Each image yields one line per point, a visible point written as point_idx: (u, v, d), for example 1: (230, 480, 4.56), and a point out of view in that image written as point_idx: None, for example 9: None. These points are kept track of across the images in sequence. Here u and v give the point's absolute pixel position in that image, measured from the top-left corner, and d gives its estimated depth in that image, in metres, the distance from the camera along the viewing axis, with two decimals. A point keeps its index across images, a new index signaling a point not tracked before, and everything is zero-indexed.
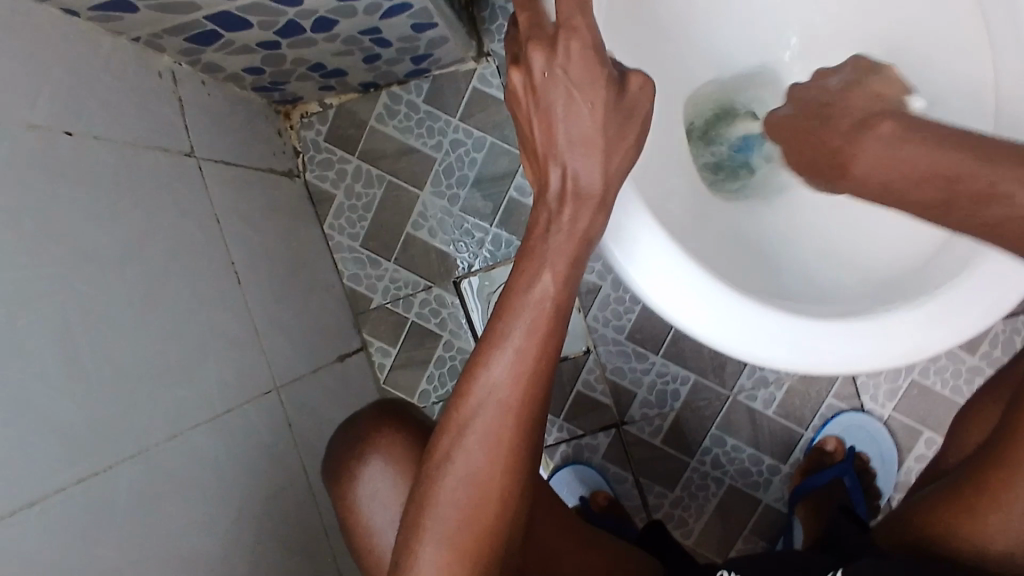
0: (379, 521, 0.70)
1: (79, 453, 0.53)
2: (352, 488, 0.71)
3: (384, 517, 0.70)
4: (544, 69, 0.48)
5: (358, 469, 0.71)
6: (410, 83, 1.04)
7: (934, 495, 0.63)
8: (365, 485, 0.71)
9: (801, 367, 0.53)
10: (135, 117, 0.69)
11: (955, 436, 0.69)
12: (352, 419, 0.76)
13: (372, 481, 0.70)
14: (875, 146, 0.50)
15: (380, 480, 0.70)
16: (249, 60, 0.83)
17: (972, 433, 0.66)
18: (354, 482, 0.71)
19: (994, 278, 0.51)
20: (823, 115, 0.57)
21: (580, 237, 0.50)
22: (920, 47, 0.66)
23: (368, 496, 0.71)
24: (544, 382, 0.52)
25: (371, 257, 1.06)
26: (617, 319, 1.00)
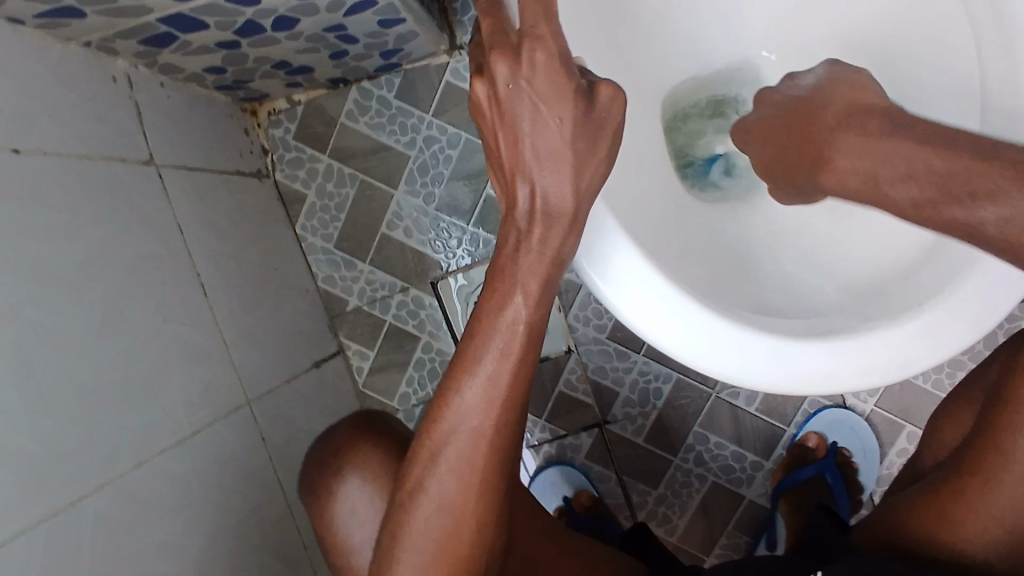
0: (359, 538, 0.68)
1: (38, 490, 0.50)
2: (328, 505, 0.69)
3: (363, 534, 0.68)
4: (509, 80, 0.44)
5: (336, 488, 0.69)
6: (380, 78, 1.00)
7: (905, 496, 0.63)
8: (342, 502, 0.69)
9: (782, 385, 0.52)
10: (88, 127, 0.66)
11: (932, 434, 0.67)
12: (327, 433, 0.74)
13: (349, 499, 0.68)
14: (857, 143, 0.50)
15: (357, 496, 0.68)
16: (210, 60, 0.79)
17: (947, 429, 0.65)
18: (332, 500, 0.69)
19: (979, 294, 0.50)
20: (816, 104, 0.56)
21: (551, 257, 0.48)
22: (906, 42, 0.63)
23: (346, 513, 0.69)
24: (517, 409, 0.50)
25: (346, 258, 1.04)
26: (598, 318, 0.98)
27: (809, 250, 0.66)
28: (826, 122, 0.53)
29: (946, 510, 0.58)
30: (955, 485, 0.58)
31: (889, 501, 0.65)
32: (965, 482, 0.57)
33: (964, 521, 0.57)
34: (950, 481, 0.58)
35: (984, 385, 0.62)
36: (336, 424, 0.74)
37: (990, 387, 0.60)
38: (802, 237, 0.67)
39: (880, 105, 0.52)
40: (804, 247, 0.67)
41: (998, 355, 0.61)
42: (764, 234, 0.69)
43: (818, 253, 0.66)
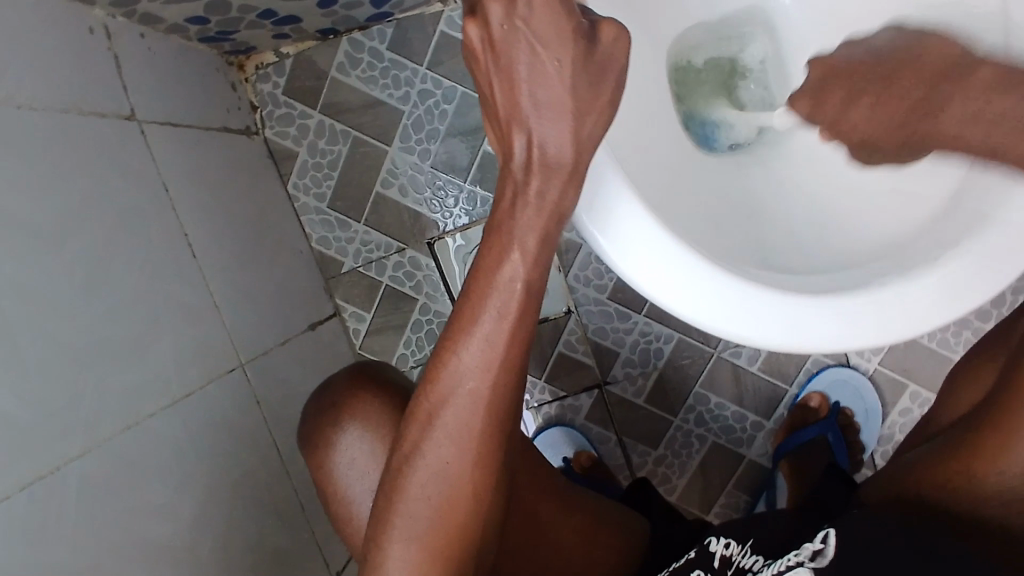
0: (356, 489, 0.66)
1: (20, 454, 0.49)
2: (327, 456, 0.67)
3: (365, 483, 0.66)
4: (503, 20, 0.40)
5: (335, 437, 0.66)
6: (372, 29, 0.96)
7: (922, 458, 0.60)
8: (342, 453, 0.66)
9: (788, 346, 0.50)
10: (64, 84, 0.63)
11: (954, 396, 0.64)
12: (327, 381, 0.71)
13: (349, 448, 0.66)
14: (964, 101, 0.45)
15: (357, 447, 0.66)
16: (191, 9, 0.76)
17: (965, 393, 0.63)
18: (331, 448, 0.66)
19: (996, 250, 0.48)
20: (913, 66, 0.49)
21: (551, 211, 0.44)
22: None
23: (346, 463, 0.66)
24: (517, 370, 0.47)
25: (340, 218, 1.01)
26: (598, 278, 0.97)
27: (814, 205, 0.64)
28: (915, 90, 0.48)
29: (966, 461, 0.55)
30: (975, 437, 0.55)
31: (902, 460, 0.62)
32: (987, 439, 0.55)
33: (984, 471, 0.54)
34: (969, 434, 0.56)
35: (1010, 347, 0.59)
36: (334, 374, 0.71)
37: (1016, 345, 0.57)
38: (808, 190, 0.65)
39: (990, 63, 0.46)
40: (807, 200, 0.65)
41: None
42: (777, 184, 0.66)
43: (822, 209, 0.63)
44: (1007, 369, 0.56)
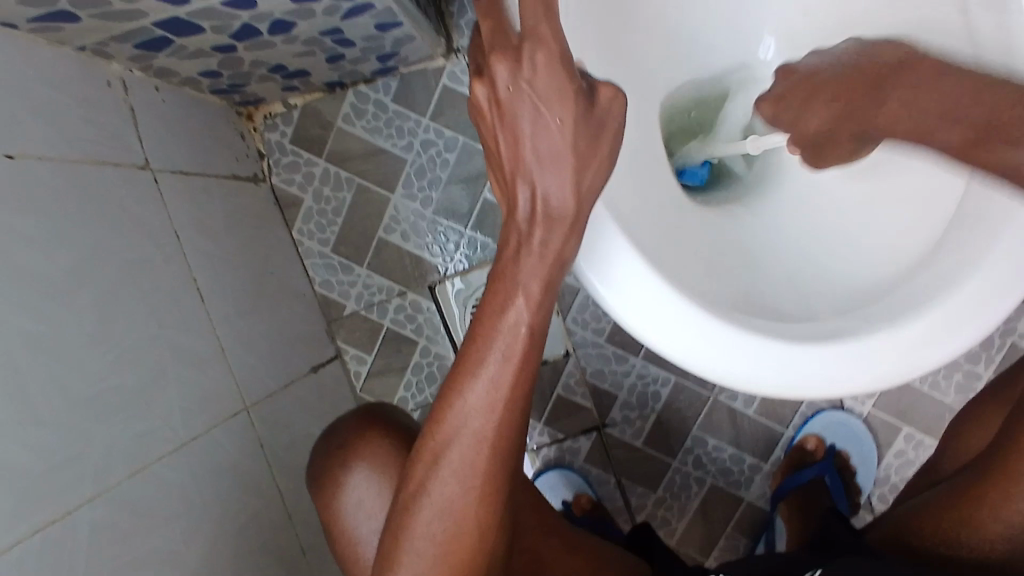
0: (364, 531, 0.66)
1: (31, 498, 0.50)
2: (335, 496, 0.67)
3: (370, 525, 0.66)
4: (509, 82, 0.43)
5: (343, 478, 0.67)
6: (377, 82, 1.00)
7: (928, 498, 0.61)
8: (349, 494, 0.67)
9: (781, 391, 0.52)
10: (80, 136, 0.65)
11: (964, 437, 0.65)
12: (333, 425, 0.73)
13: (357, 489, 0.67)
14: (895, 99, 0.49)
15: (363, 487, 0.67)
16: (204, 64, 0.80)
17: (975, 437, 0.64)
18: (338, 490, 0.67)
19: (978, 298, 0.50)
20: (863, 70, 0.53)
21: (553, 259, 0.46)
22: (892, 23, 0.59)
23: (354, 504, 0.67)
24: (521, 411, 0.49)
25: (343, 262, 1.03)
26: (596, 322, 0.98)
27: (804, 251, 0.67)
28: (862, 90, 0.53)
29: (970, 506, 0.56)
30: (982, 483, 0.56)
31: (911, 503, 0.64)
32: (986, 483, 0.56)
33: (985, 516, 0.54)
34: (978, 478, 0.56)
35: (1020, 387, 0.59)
36: (341, 417, 0.73)
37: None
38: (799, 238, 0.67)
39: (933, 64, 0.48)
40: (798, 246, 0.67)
41: None
42: (774, 231, 0.69)
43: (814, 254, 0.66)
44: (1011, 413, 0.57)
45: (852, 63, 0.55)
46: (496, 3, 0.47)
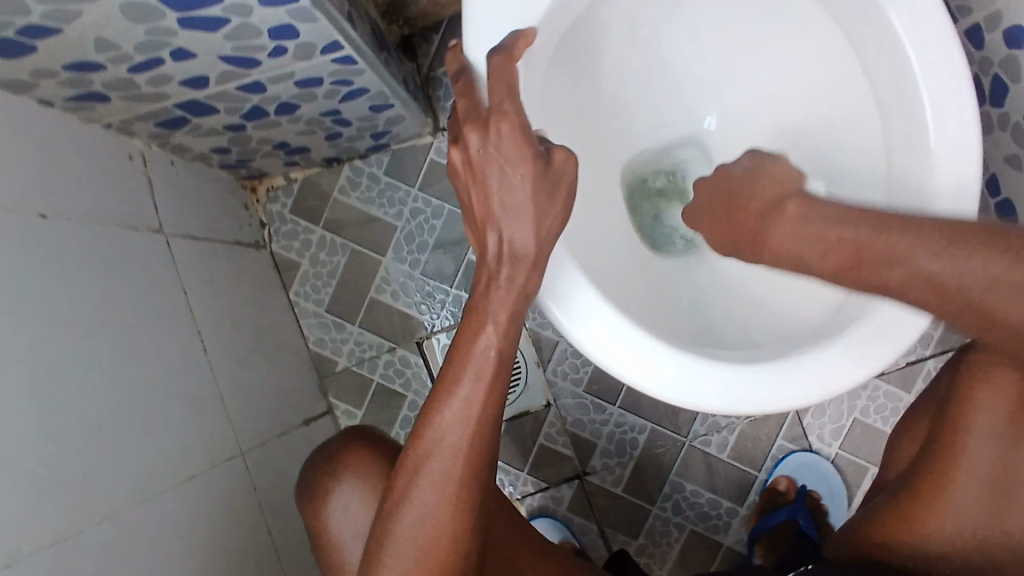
0: (347, 534, 0.70)
1: (46, 517, 0.54)
2: (322, 504, 0.71)
3: (354, 531, 0.70)
4: (479, 147, 0.53)
5: (331, 486, 0.71)
6: (371, 158, 1.10)
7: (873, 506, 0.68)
8: (336, 500, 0.71)
9: (723, 406, 0.58)
10: (104, 200, 0.74)
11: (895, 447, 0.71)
12: (322, 444, 0.77)
13: (342, 496, 0.71)
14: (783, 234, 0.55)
15: (349, 495, 0.70)
16: (216, 141, 0.90)
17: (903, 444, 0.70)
18: (325, 498, 0.71)
19: (890, 323, 0.57)
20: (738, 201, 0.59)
21: (519, 292, 0.54)
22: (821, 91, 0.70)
23: (339, 508, 0.71)
24: (493, 426, 0.55)
25: (336, 321, 1.10)
26: (575, 372, 1.04)
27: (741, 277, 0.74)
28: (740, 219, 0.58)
29: (912, 512, 0.63)
30: (918, 486, 0.63)
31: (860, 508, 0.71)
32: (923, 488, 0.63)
33: (923, 521, 0.62)
34: (915, 482, 0.64)
35: (936, 395, 0.67)
36: (332, 437, 0.77)
37: (942, 397, 0.65)
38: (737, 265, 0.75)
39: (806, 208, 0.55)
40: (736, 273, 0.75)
41: (942, 372, 0.67)
42: (718, 263, 0.77)
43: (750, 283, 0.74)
44: (936, 423, 0.65)
45: (728, 194, 0.60)
46: (471, 84, 0.57)
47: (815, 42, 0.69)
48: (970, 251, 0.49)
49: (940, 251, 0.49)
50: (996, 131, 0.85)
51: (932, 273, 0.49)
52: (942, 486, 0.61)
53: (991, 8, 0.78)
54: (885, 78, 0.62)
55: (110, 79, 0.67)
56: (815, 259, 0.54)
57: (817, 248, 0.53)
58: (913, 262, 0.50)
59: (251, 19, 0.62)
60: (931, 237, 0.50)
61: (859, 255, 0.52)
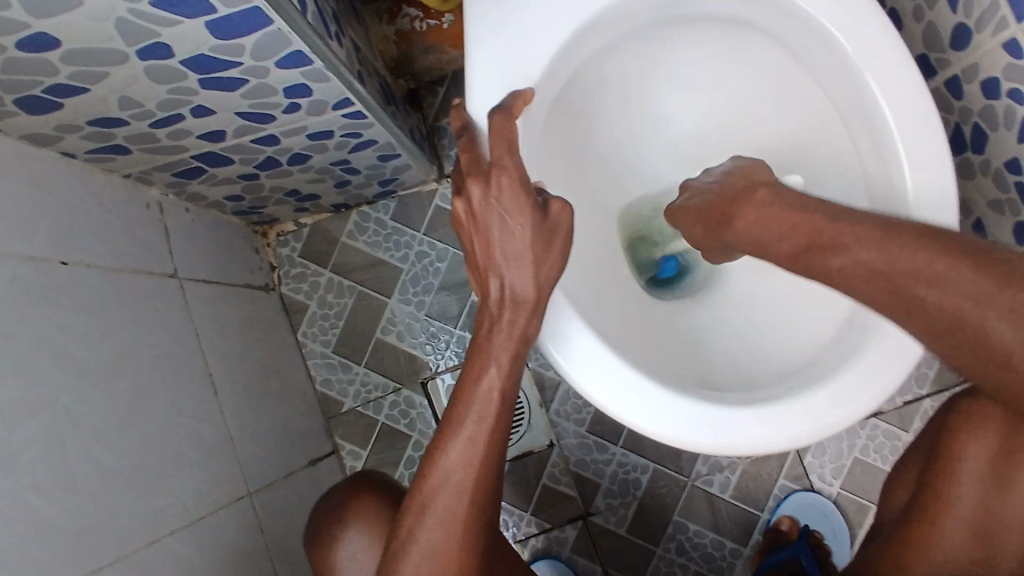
0: None
1: (61, 558, 0.55)
2: (329, 554, 0.72)
3: None
4: (481, 198, 0.56)
5: (337, 538, 0.72)
6: (378, 203, 1.14)
7: (872, 550, 0.70)
8: (345, 549, 0.72)
9: (722, 445, 0.60)
10: (123, 247, 0.77)
11: (891, 492, 0.73)
12: (329, 494, 0.79)
13: (350, 546, 0.72)
14: (745, 211, 0.61)
15: (355, 544, 0.71)
16: (230, 189, 0.93)
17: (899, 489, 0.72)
18: (332, 548, 0.72)
19: (879, 365, 0.60)
20: (715, 186, 0.66)
21: (520, 336, 0.56)
22: (803, 144, 0.74)
23: (348, 557, 0.71)
24: (495, 466, 0.56)
25: (343, 362, 1.13)
26: (577, 412, 1.06)
27: (738, 322, 0.77)
28: (712, 208, 0.65)
29: (905, 555, 0.65)
30: (908, 536, 0.65)
31: (859, 551, 0.72)
32: (913, 532, 0.65)
33: (914, 563, 0.64)
34: (907, 531, 0.66)
35: (924, 446, 0.70)
36: (333, 487, 0.79)
37: (929, 450, 0.68)
38: (734, 312, 0.77)
39: (764, 190, 0.61)
40: (733, 320, 0.77)
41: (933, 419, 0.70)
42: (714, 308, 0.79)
43: (746, 327, 0.76)
44: (925, 468, 0.67)
45: (708, 183, 0.68)
46: (473, 139, 0.60)
47: (791, 90, 0.74)
48: (910, 246, 0.52)
49: (881, 243, 0.53)
50: (978, 177, 0.89)
51: (863, 257, 0.53)
52: (933, 530, 0.63)
53: (967, 61, 0.82)
54: (858, 118, 0.66)
55: (132, 133, 0.71)
56: (770, 241, 0.59)
57: (768, 227, 0.59)
58: (853, 251, 0.54)
59: (266, 79, 0.66)
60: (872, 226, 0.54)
61: (806, 239, 0.57)
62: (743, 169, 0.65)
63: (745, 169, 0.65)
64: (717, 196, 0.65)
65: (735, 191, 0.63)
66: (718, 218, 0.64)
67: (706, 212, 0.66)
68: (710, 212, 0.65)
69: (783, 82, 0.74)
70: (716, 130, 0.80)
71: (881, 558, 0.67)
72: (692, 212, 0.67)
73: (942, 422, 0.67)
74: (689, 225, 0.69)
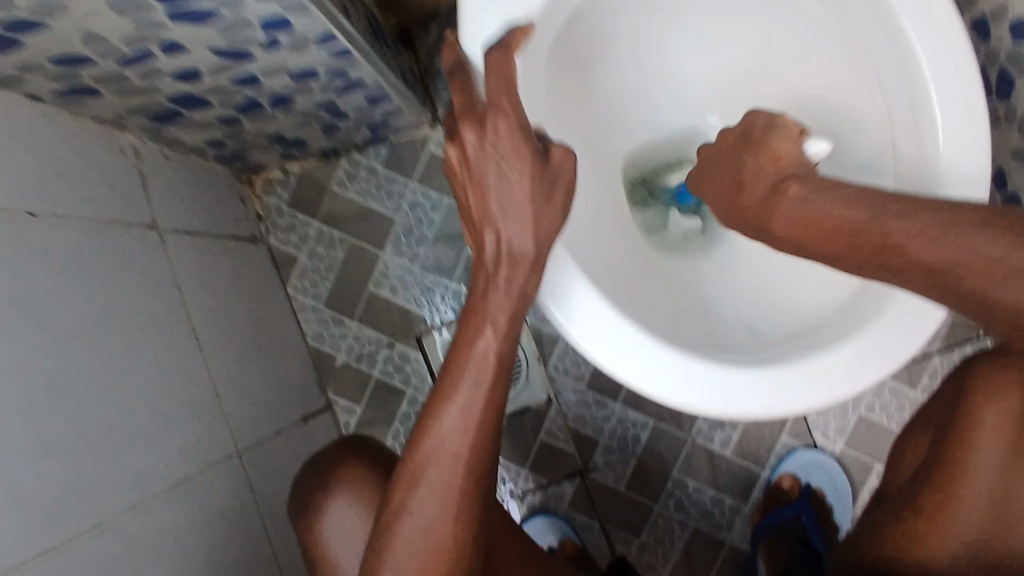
0: (343, 553, 0.69)
1: (38, 526, 0.53)
2: (316, 519, 0.70)
3: (348, 550, 0.69)
4: (476, 143, 0.50)
5: (325, 504, 0.70)
6: (369, 150, 1.08)
7: (878, 519, 0.68)
8: (330, 518, 0.70)
9: (732, 411, 0.57)
10: (96, 196, 0.72)
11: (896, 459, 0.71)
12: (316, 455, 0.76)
13: (337, 514, 0.70)
14: (781, 208, 0.54)
15: (344, 511, 0.69)
16: (211, 134, 0.88)
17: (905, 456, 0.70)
18: (320, 512, 0.70)
19: (899, 326, 0.56)
20: (738, 172, 0.58)
21: (517, 294, 0.52)
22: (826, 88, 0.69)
23: (334, 528, 0.70)
24: (492, 433, 0.53)
25: (335, 316, 1.09)
26: (576, 368, 1.03)
27: (746, 282, 0.73)
28: (743, 200, 0.57)
29: (916, 525, 0.63)
30: (918, 505, 0.63)
31: (863, 520, 0.71)
32: (926, 502, 0.63)
33: (927, 533, 0.62)
34: (917, 499, 0.64)
35: (936, 411, 0.68)
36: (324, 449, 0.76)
37: (942, 416, 0.66)
38: (741, 270, 0.74)
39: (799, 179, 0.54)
40: (740, 278, 0.73)
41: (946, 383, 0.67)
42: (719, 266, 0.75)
43: (754, 285, 0.72)
44: (938, 436, 0.65)
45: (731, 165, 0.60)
46: (467, 78, 0.55)
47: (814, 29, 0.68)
48: (978, 237, 0.46)
49: (942, 238, 0.47)
50: (1004, 125, 0.84)
51: (927, 258, 0.47)
52: (948, 501, 0.61)
53: None
54: (890, 57, 0.61)
55: (101, 73, 0.65)
56: (811, 243, 0.52)
57: (809, 228, 0.52)
58: (910, 251, 0.48)
59: (242, 11, 0.60)
60: (931, 219, 0.47)
61: (854, 240, 0.50)
62: (767, 147, 0.57)
63: (769, 148, 0.57)
64: (745, 186, 0.57)
65: (766, 178, 0.55)
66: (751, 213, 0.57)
67: (735, 203, 0.58)
68: (741, 206, 0.57)
69: (801, 20, 0.69)
70: (731, 74, 0.75)
71: (888, 528, 0.65)
72: (721, 191, 0.60)
73: (958, 389, 0.64)
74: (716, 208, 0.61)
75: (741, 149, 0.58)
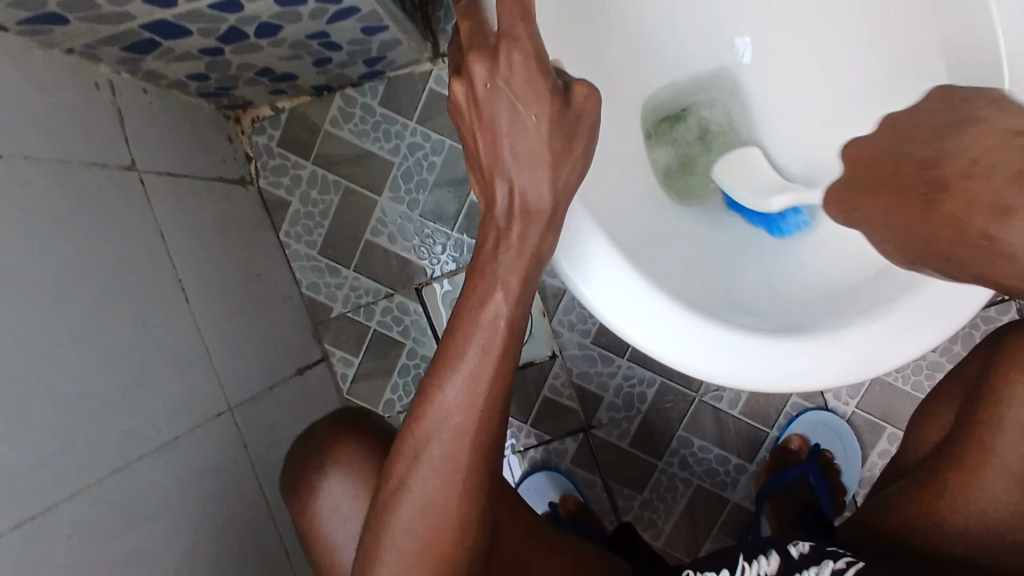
0: (340, 536, 0.67)
1: (13, 496, 0.49)
2: (308, 502, 0.68)
3: (344, 533, 0.67)
4: (487, 80, 0.44)
5: (317, 485, 0.68)
6: (365, 86, 1.00)
7: (891, 493, 0.64)
8: (325, 498, 0.68)
9: (758, 382, 0.53)
10: (69, 135, 0.66)
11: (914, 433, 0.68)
12: (310, 430, 0.73)
13: (332, 494, 0.67)
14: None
15: (339, 491, 0.67)
16: (193, 67, 0.81)
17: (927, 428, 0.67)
18: (312, 496, 0.68)
19: (946, 295, 0.51)
20: (948, 172, 0.45)
21: (531, 254, 0.47)
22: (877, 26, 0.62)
23: (328, 509, 0.67)
24: (500, 405, 0.49)
25: (330, 265, 1.04)
26: (582, 323, 0.99)
27: (770, 242, 0.67)
28: (962, 210, 0.44)
29: (936, 504, 0.59)
30: (940, 479, 0.60)
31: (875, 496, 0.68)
32: (948, 481, 0.59)
33: (949, 510, 0.59)
34: (937, 474, 0.60)
35: (960, 381, 0.64)
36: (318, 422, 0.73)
37: (969, 386, 0.62)
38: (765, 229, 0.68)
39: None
40: (765, 238, 0.68)
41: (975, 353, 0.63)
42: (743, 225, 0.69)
43: (780, 247, 0.67)
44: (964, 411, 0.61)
45: (929, 162, 0.46)
46: (476, 3, 0.48)
47: None
48: None
49: None
50: None
51: None
52: (973, 478, 0.58)
53: None
54: None
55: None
56: None
57: None
58: None
59: None
60: None
61: None
62: (981, 137, 0.44)
63: (986, 138, 0.44)
64: (965, 192, 0.44)
65: (995, 179, 0.42)
66: (975, 226, 0.43)
67: (941, 209, 0.45)
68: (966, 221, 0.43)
69: None
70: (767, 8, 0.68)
71: (899, 506, 0.62)
72: (914, 195, 0.47)
73: (988, 363, 0.60)
74: (903, 219, 0.48)
75: (948, 135, 0.46)
